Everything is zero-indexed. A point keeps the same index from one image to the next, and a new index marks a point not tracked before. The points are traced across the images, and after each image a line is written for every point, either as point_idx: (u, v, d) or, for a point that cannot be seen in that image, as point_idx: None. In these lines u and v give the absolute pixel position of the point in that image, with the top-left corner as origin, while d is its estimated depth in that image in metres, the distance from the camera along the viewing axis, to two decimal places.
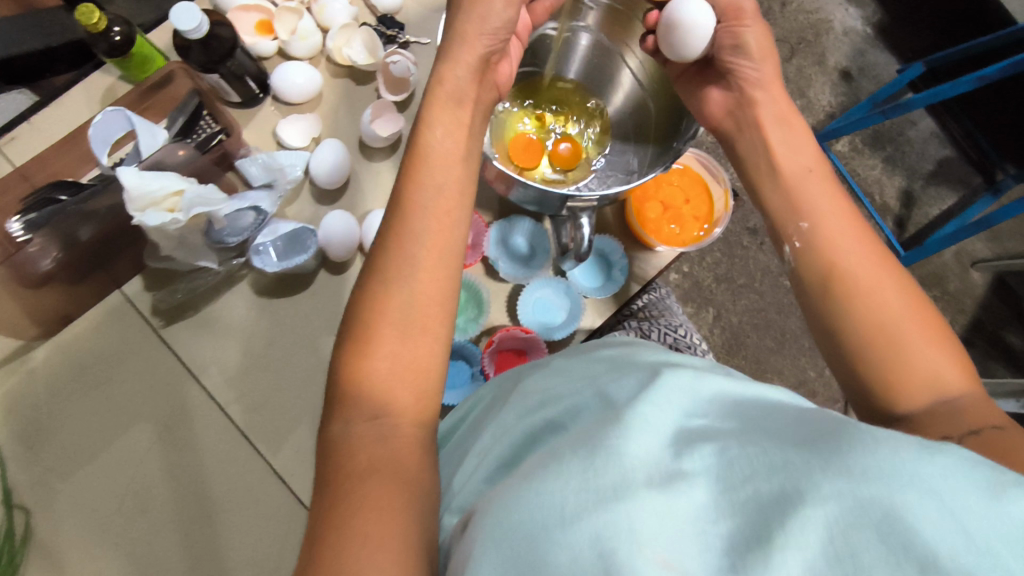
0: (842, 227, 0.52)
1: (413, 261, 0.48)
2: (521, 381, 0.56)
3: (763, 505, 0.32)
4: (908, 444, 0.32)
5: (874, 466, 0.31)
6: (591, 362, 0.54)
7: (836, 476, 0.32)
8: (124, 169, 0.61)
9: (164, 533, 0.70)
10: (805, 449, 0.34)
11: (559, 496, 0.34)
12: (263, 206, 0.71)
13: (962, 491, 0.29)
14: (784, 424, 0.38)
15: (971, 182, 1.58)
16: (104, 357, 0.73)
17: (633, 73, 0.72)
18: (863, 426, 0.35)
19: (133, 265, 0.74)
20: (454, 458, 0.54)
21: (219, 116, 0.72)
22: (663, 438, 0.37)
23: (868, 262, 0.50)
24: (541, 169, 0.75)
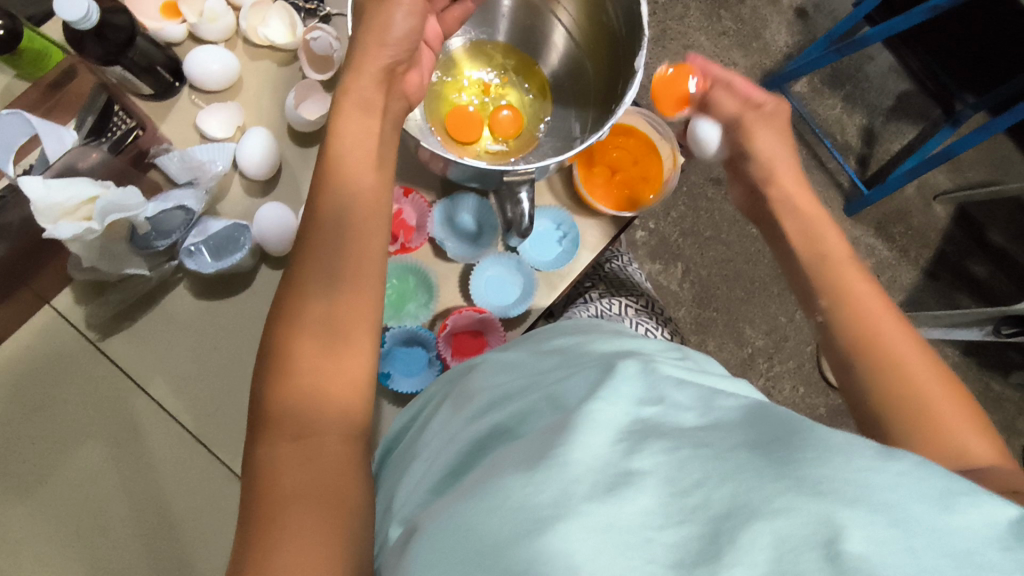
0: (863, 296, 0.53)
1: (336, 272, 0.47)
2: (469, 378, 0.55)
3: (711, 513, 0.31)
4: (862, 454, 0.31)
5: (826, 477, 0.30)
6: (544, 356, 0.53)
7: (787, 486, 0.31)
8: (26, 179, 0.56)
9: (127, 549, 0.69)
10: (758, 453, 0.33)
11: (502, 517, 0.33)
12: (188, 204, 0.67)
13: (916, 506, 0.28)
14: (734, 419, 0.38)
15: (931, 115, 1.56)
16: (41, 377, 0.70)
17: (566, 30, 0.68)
18: (817, 431, 0.34)
19: (60, 278, 0.70)
20: (400, 464, 0.54)
21: (132, 111, 0.68)
22: (612, 435, 0.37)
23: (893, 334, 0.50)
24: (484, 144, 0.71)
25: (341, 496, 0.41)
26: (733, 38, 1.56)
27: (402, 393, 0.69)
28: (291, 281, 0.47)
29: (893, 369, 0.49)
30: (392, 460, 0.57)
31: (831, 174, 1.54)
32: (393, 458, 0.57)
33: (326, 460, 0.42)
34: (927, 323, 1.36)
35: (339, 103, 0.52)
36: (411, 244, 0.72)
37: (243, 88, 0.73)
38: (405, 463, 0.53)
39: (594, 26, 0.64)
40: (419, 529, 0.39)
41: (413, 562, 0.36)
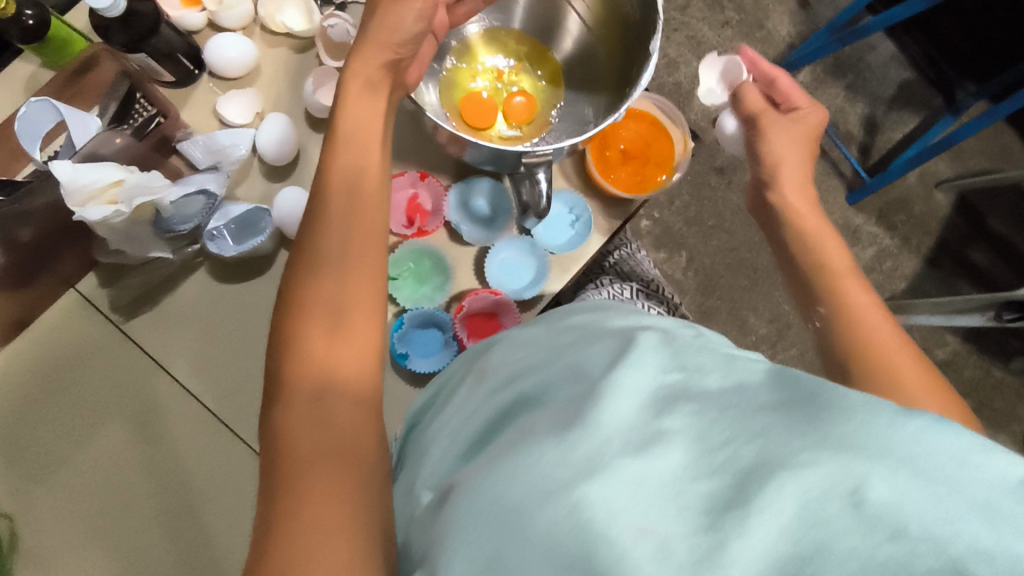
0: (869, 313, 0.55)
1: (338, 244, 0.49)
2: (489, 355, 0.56)
3: (739, 468, 0.33)
4: (884, 408, 0.33)
5: (851, 433, 0.32)
6: (564, 329, 0.54)
7: (813, 442, 0.32)
8: (56, 162, 0.57)
9: (151, 528, 0.70)
10: (784, 412, 0.35)
11: (538, 473, 0.35)
12: (210, 188, 0.68)
13: (937, 458, 0.30)
14: (754, 381, 0.38)
15: (932, 103, 1.58)
16: (67, 360, 0.72)
17: (580, 18, 0.69)
18: (840, 388, 0.35)
19: (83, 262, 0.71)
20: (423, 440, 0.55)
21: (154, 98, 0.69)
22: (640, 400, 0.38)
23: (895, 345, 0.52)
24: (496, 128, 0.73)
25: (359, 459, 0.42)
26: (737, 28, 1.57)
27: (419, 373, 0.71)
28: (305, 253, 0.49)
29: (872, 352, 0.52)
30: (414, 439, 0.58)
31: (833, 163, 1.55)
32: (415, 435, 0.59)
33: (339, 424, 0.43)
34: (928, 310, 1.38)
35: (347, 89, 0.55)
36: (427, 228, 0.73)
37: (261, 74, 0.74)
38: (427, 439, 0.54)
39: (608, 11, 0.66)
40: (452, 491, 0.40)
41: (448, 521, 0.37)
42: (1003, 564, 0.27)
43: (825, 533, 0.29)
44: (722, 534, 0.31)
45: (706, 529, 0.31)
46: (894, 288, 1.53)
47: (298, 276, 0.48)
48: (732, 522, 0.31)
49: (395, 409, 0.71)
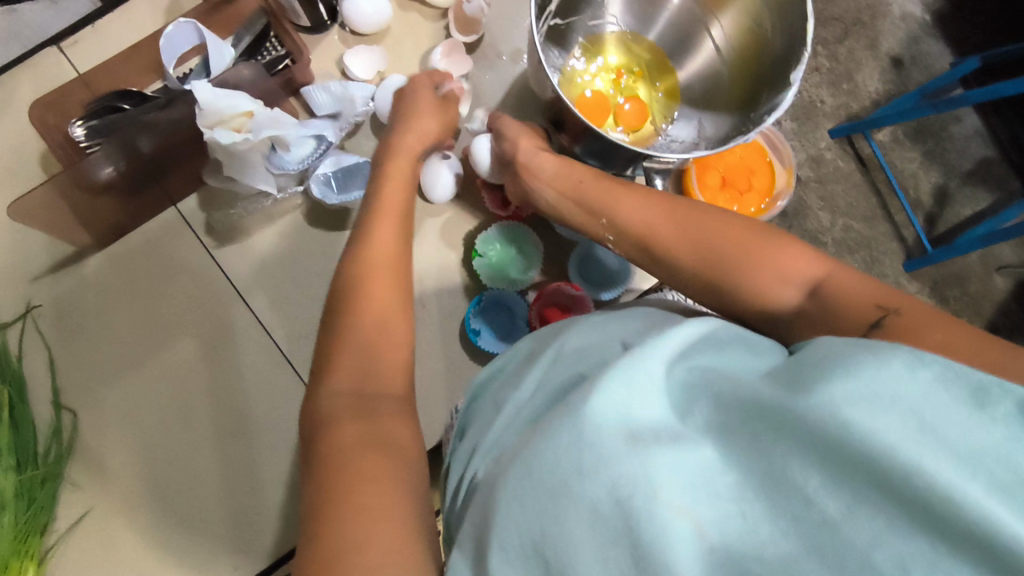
0: (627, 204, 0.55)
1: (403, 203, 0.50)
2: (559, 334, 0.58)
3: (756, 448, 0.33)
4: (892, 364, 0.31)
5: (858, 391, 0.30)
6: (628, 319, 0.55)
7: (818, 405, 0.31)
8: (199, 82, 0.60)
9: (205, 447, 0.72)
10: (793, 386, 0.33)
11: (559, 460, 0.35)
12: (325, 134, 0.71)
13: (945, 406, 0.28)
14: (779, 364, 0.37)
15: (1007, 186, 1.56)
16: (155, 272, 0.74)
17: (714, 45, 0.69)
18: (847, 353, 0.33)
19: (189, 182, 0.74)
20: (483, 415, 0.57)
21: (286, 39, 0.71)
22: (660, 388, 0.37)
23: (654, 215, 0.53)
24: (607, 129, 0.74)
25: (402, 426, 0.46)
26: (825, 75, 1.57)
27: (485, 351, 0.73)
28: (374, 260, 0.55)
29: (671, 252, 0.51)
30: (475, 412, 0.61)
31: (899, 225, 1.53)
32: (476, 410, 0.61)
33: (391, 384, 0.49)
34: None
35: None
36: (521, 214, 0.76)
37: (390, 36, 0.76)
38: (487, 414, 0.56)
39: (746, 37, 0.65)
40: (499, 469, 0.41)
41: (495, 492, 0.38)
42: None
43: (848, 505, 0.29)
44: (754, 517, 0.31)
45: (737, 513, 0.31)
46: None
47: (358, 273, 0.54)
48: (762, 504, 0.31)
49: (456, 379, 0.73)
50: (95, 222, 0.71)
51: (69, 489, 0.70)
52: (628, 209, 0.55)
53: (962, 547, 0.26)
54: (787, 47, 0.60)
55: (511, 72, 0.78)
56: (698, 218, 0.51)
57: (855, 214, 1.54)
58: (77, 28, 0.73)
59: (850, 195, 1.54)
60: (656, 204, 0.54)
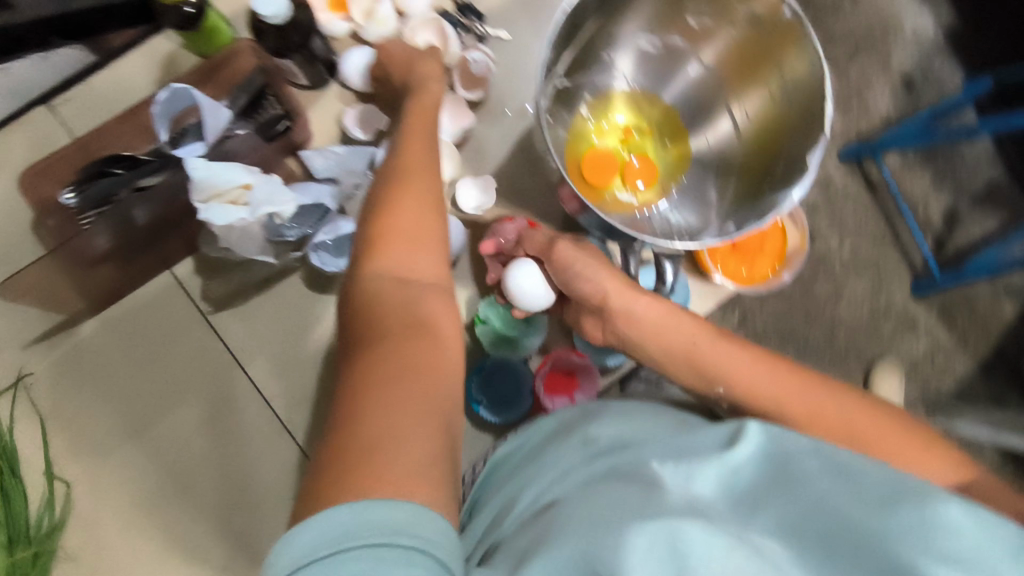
0: (741, 361, 0.50)
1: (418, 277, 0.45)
2: (593, 417, 0.52)
3: (824, 560, 0.31)
4: (1001, 542, 0.30)
5: (956, 553, 0.30)
6: (658, 410, 0.52)
7: (918, 552, 0.30)
8: (193, 159, 0.58)
9: (205, 518, 0.70)
10: (886, 511, 0.32)
11: (608, 519, 0.33)
12: (325, 202, 0.68)
13: None
14: (861, 473, 0.36)
15: (1018, 209, 1.53)
16: (153, 337, 0.72)
17: (733, 125, 0.68)
18: (947, 498, 0.32)
19: (185, 246, 0.72)
20: (502, 487, 0.52)
21: (284, 98, 0.69)
22: (727, 488, 0.36)
23: (784, 382, 0.48)
24: (614, 190, 0.71)
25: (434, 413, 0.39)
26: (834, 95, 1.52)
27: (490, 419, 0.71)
28: (390, 228, 0.46)
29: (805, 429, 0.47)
30: (490, 491, 0.55)
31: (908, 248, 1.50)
32: (490, 488, 0.56)
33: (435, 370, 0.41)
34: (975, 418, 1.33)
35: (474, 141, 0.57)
36: None
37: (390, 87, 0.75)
38: (499, 506, 0.49)
39: (766, 117, 0.64)
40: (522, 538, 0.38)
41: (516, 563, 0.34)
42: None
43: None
44: None
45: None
46: (945, 387, 1.47)
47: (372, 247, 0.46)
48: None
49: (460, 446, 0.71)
50: (90, 288, 0.68)
51: (64, 561, 0.68)
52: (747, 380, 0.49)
53: None
54: (812, 130, 0.58)
55: (518, 126, 0.75)
56: (828, 403, 0.47)
57: (865, 238, 1.50)
58: (66, 85, 0.70)
59: (861, 218, 1.50)
60: (778, 380, 0.48)
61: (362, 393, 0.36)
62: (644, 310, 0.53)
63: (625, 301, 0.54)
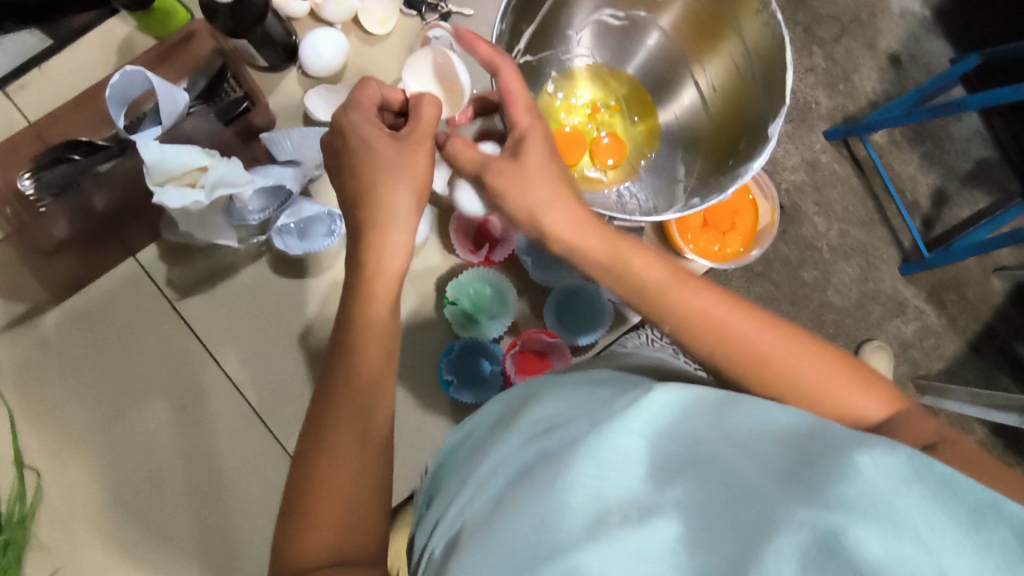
0: (713, 304, 0.48)
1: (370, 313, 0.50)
2: (533, 396, 0.54)
3: (741, 532, 0.35)
4: (891, 477, 0.34)
5: (851, 498, 0.33)
6: (595, 381, 0.53)
7: (810, 506, 0.34)
8: (144, 141, 0.57)
9: (176, 508, 0.70)
10: (788, 477, 0.36)
11: (546, 535, 0.36)
12: (286, 184, 0.68)
13: (943, 526, 0.32)
14: (771, 446, 0.39)
15: (1006, 187, 1.51)
16: (120, 327, 0.72)
17: (698, 91, 0.67)
18: (843, 452, 0.36)
19: (149, 234, 0.71)
20: (449, 473, 0.54)
21: (242, 79, 0.68)
22: (641, 468, 0.39)
23: (759, 328, 0.47)
24: (581, 168, 0.70)
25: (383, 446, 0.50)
26: (821, 76, 1.51)
27: (460, 403, 0.70)
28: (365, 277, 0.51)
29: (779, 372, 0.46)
30: (445, 475, 0.56)
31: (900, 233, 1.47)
32: (444, 477, 0.55)
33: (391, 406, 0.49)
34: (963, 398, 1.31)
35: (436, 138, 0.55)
36: (493, 257, 0.73)
37: (354, 68, 0.74)
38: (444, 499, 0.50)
39: (728, 85, 0.64)
40: (461, 534, 0.41)
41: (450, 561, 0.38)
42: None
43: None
44: None
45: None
46: (931, 367, 1.46)
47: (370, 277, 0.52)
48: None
49: (429, 432, 0.70)
50: (53, 276, 0.68)
51: (37, 551, 0.67)
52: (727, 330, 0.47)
53: None
54: (777, 99, 0.58)
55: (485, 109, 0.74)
56: (857, 396, 0.46)
57: (852, 219, 1.49)
58: (22, 71, 0.69)
59: (847, 199, 1.49)
60: (813, 371, 0.46)
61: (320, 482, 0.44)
62: (684, 292, 0.49)
63: (659, 278, 0.49)
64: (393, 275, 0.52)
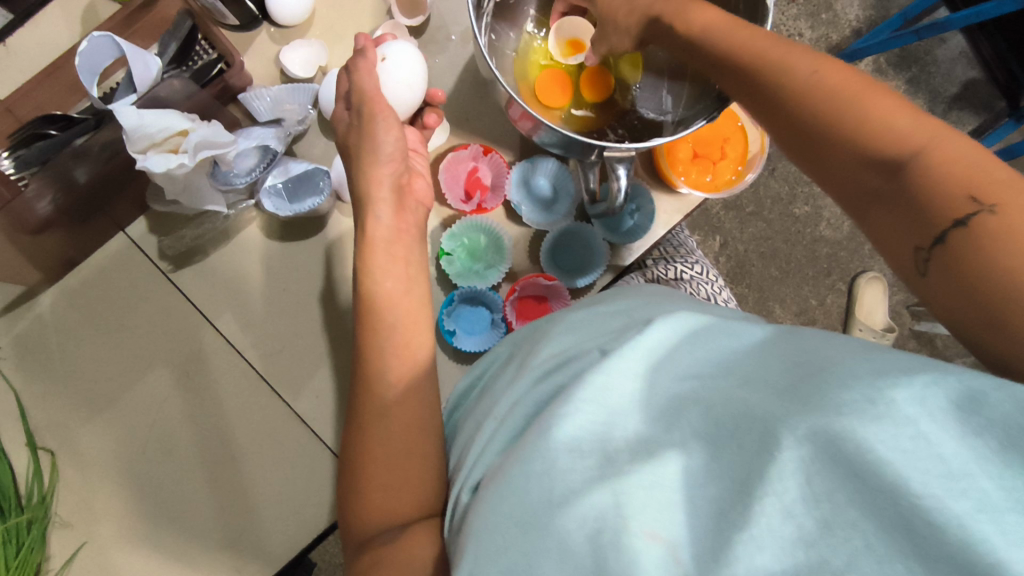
0: (780, 43, 0.46)
1: (395, 308, 0.57)
2: (541, 337, 0.55)
3: (746, 454, 0.35)
4: (886, 374, 0.31)
5: (850, 401, 0.32)
6: (609, 316, 0.53)
7: (812, 415, 0.33)
8: (120, 107, 0.56)
9: (191, 475, 0.71)
10: (789, 393, 0.35)
11: (557, 482, 0.38)
12: (271, 145, 0.68)
13: (943, 418, 0.29)
14: (778, 365, 0.38)
15: (994, 107, 1.47)
16: (117, 303, 0.72)
17: None
18: (845, 364, 0.34)
19: (135, 206, 0.71)
20: (469, 421, 0.55)
21: (215, 42, 0.66)
22: (641, 406, 0.40)
23: (801, 52, 0.45)
24: (568, 109, 0.71)
25: (433, 401, 0.55)
26: (803, 6, 1.48)
27: (465, 352, 0.70)
28: (373, 269, 0.58)
29: (811, 91, 0.43)
30: (459, 422, 0.59)
31: None
32: (460, 420, 0.59)
33: (420, 364, 0.55)
34: None
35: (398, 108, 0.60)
36: (486, 206, 0.72)
37: (325, 22, 0.72)
38: (463, 444, 0.53)
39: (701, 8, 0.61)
40: (485, 482, 0.44)
41: (476, 514, 0.41)
42: (1011, 522, 0.26)
43: (830, 511, 0.31)
44: (729, 524, 0.33)
45: (714, 528, 0.34)
46: None
47: (365, 252, 0.59)
48: (738, 517, 0.33)
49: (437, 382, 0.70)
50: (42, 257, 0.67)
51: (60, 528, 0.69)
52: (763, 53, 0.46)
53: (931, 556, 0.28)
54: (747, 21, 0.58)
55: (462, 53, 0.73)
56: (910, 132, 0.38)
57: None
58: None
59: None
60: (879, 104, 0.40)
61: (365, 475, 0.51)
62: (798, 57, 0.44)
63: (773, 54, 0.46)
64: (389, 260, 0.58)
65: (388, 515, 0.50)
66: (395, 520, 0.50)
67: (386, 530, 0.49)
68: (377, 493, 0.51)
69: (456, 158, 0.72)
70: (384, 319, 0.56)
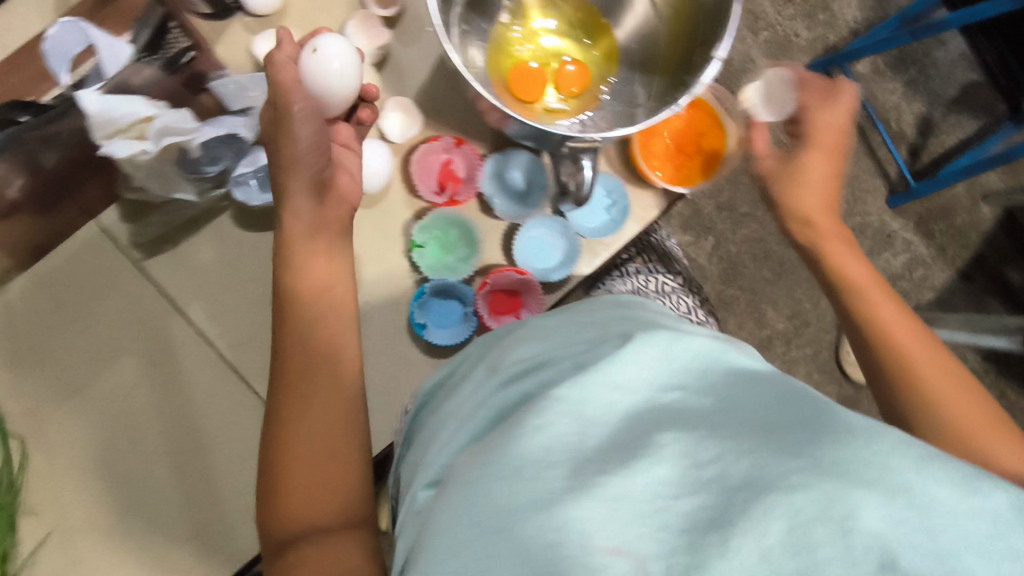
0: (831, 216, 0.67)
1: (326, 316, 0.58)
2: (507, 338, 0.55)
3: (728, 486, 0.34)
4: (886, 441, 0.35)
5: (844, 459, 0.34)
6: (580, 325, 0.52)
7: (805, 462, 0.34)
8: (82, 91, 0.57)
9: (157, 464, 0.71)
10: (781, 433, 0.36)
11: (523, 489, 0.35)
12: (240, 133, 0.67)
13: (940, 493, 0.33)
14: (763, 403, 0.39)
15: (995, 111, 1.41)
16: (87, 291, 0.71)
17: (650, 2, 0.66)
18: (840, 418, 0.37)
19: (105, 195, 0.71)
20: (431, 421, 0.53)
21: (187, 29, 0.66)
22: (619, 417, 0.38)
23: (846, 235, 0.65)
24: (544, 102, 0.69)
25: None
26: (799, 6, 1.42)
27: (436, 345, 0.70)
28: None
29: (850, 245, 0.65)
30: (423, 419, 0.57)
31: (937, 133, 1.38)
32: (424, 415, 0.58)
33: None
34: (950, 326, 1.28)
35: None
36: (459, 198, 0.71)
37: (298, 12, 0.72)
38: (422, 445, 0.51)
39: None
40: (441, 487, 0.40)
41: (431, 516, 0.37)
42: None
43: (810, 556, 0.31)
44: (702, 552, 0.31)
45: (684, 548, 0.32)
46: (921, 298, 1.39)
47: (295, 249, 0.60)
48: (715, 544, 0.32)
49: (405, 376, 0.69)
50: None
51: (28, 516, 0.68)
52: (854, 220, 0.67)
53: None
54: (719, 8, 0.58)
55: (437, 44, 0.72)
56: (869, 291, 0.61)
57: None
58: None
59: None
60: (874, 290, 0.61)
61: (287, 474, 0.50)
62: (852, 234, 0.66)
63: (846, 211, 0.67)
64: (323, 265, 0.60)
65: (309, 517, 0.49)
66: (319, 523, 0.49)
67: (307, 532, 0.48)
68: (302, 490, 0.50)
69: (427, 150, 0.71)
70: (306, 315, 0.58)
